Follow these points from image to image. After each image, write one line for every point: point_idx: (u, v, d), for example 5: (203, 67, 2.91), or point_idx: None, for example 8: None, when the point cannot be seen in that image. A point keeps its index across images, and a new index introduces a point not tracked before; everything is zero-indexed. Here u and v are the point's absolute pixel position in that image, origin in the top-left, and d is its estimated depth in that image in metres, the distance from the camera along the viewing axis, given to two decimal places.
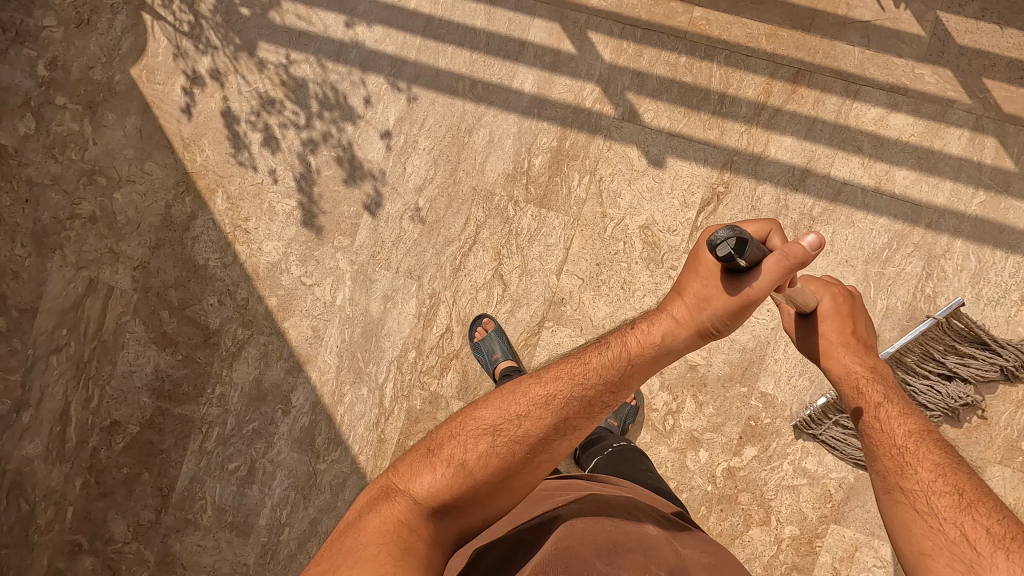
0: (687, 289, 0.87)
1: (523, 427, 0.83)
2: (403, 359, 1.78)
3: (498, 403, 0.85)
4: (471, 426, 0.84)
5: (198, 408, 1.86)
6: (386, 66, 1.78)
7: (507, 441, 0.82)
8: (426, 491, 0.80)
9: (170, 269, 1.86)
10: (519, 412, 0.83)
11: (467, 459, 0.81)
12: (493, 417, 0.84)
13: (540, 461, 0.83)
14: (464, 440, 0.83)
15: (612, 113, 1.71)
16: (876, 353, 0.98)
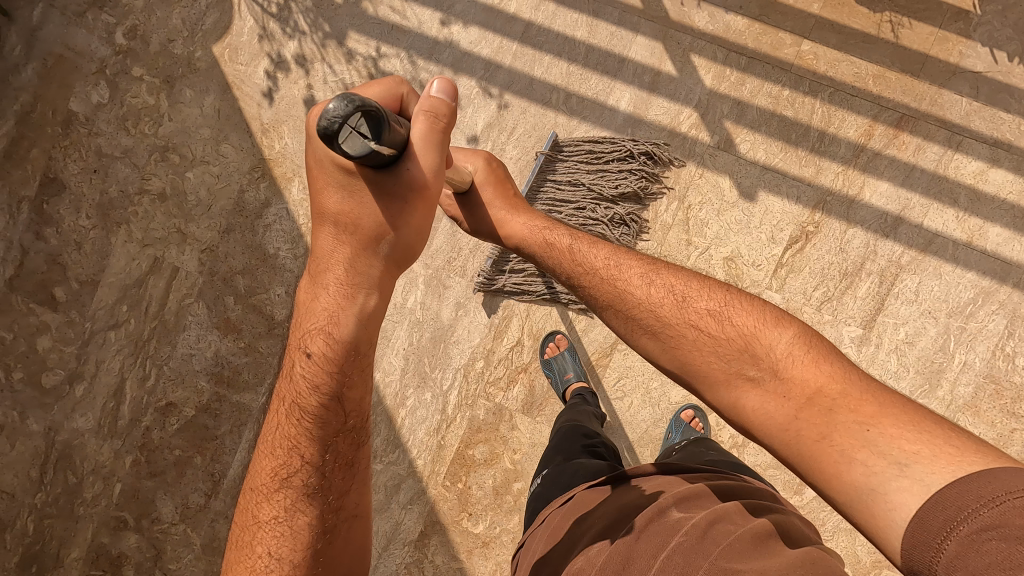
0: (335, 270, 0.78)
1: (280, 475, 0.81)
2: (470, 369, 1.77)
3: (266, 472, 0.82)
4: (263, 510, 0.82)
5: (257, 398, 1.84)
6: (479, 69, 1.74)
7: (304, 496, 0.81)
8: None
9: (239, 255, 1.83)
10: (279, 529, 0.81)
11: (274, 535, 0.80)
12: (272, 495, 0.82)
13: (329, 471, 0.82)
14: (261, 516, 0.82)
15: (707, 140, 1.69)
16: (527, 204, 1.16)
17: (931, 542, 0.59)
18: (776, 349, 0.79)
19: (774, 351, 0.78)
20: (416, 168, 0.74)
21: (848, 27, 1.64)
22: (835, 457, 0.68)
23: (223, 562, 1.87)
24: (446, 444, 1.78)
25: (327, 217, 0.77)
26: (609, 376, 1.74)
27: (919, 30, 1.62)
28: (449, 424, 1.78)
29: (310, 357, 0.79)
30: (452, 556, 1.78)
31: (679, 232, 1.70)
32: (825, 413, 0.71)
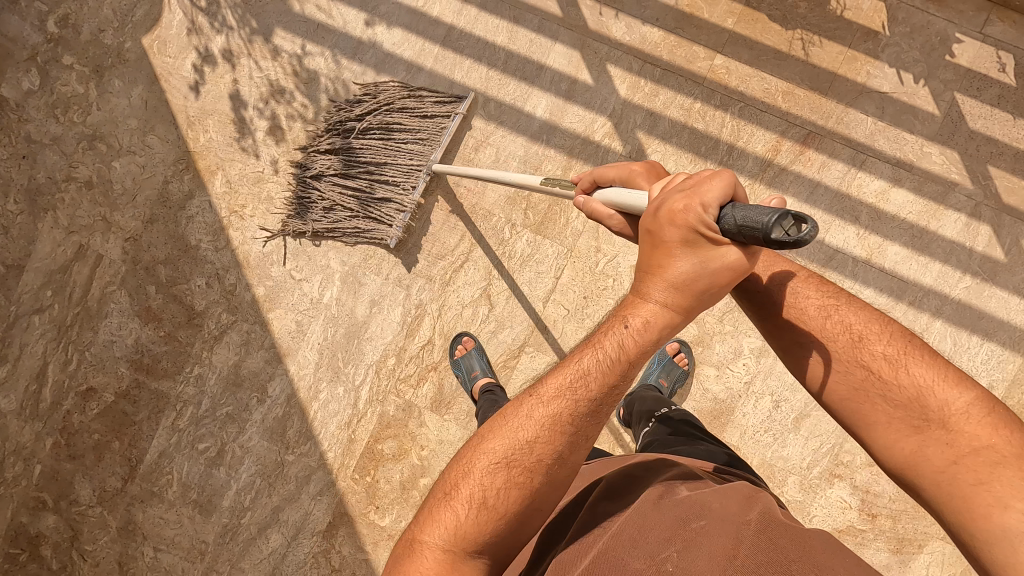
0: (655, 292, 0.76)
1: (540, 414, 0.79)
2: (383, 365, 1.80)
3: (472, 474, 0.80)
4: (461, 493, 0.81)
5: (175, 386, 1.87)
6: (401, 71, 1.77)
7: (530, 483, 0.79)
8: (469, 533, 0.79)
9: (162, 245, 1.86)
10: (528, 439, 0.79)
11: (484, 495, 0.79)
12: (535, 416, 0.79)
13: (557, 479, 0.80)
14: (460, 489, 0.81)
15: (620, 149, 1.71)
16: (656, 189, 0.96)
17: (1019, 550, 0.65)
18: (952, 405, 0.74)
19: (951, 409, 0.73)
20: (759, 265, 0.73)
21: (761, 43, 1.67)
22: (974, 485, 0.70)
23: (138, 546, 1.89)
24: (357, 438, 1.82)
25: (681, 262, 0.74)
26: (517, 377, 1.77)
27: (830, 49, 1.65)
28: (361, 419, 1.82)
29: (604, 359, 0.79)
30: (360, 547, 1.82)
31: (589, 239, 1.73)
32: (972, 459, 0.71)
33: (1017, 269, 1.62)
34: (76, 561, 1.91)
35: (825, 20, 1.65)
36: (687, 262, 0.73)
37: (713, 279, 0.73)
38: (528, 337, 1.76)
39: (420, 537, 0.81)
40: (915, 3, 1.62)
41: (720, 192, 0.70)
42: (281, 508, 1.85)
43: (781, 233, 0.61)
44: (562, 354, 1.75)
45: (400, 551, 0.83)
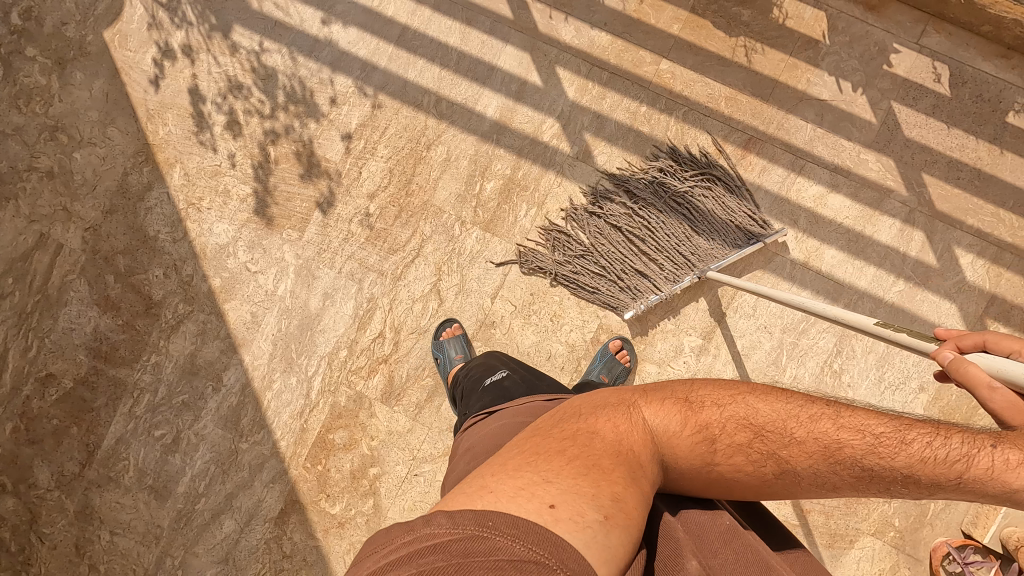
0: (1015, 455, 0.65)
1: (824, 435, 0.71)
2: (334, 357, 1.85)
3: (773, 401, 0.76)
4: (736, 415, 0.76)
5: (132, 374, 1.91)
6: (356, 69, 1.81)
7: (766, 458, 0.73)
8: (676, 447, 0.75)
9: (121, 235, 1.89)
10: (798, 433, 0.72)
11: (719, 440, 0.75)
12: (818, 421, 0.72)
13: (776, 485, 0.74)
14: (724, 408, 0.77)
15: (567, 150, 1.76)
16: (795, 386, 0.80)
17: None
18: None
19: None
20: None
21: (705, 50, 1.71)
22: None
23: (94, 529, 1.93)
24: (309, 427, 1.86)
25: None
26: None
27: (771, 57, 1.69)
28: (312, 409, 1.86)
29: (931, 449, 0.67)
30: (310, 534, 1.85)
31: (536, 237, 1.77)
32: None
33: (950, 274, 1.66)
34: (34, 544, 1.95)
35: (767, 28, 1.69)
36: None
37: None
38: (476, 332, 1.80)
39: (640, 409, 0.79)
40: (854, 14, 1.67)
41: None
42: (234, 495, 1.89)
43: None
44: (508, 349, 1.79)
45: (603, 409, 0.81)
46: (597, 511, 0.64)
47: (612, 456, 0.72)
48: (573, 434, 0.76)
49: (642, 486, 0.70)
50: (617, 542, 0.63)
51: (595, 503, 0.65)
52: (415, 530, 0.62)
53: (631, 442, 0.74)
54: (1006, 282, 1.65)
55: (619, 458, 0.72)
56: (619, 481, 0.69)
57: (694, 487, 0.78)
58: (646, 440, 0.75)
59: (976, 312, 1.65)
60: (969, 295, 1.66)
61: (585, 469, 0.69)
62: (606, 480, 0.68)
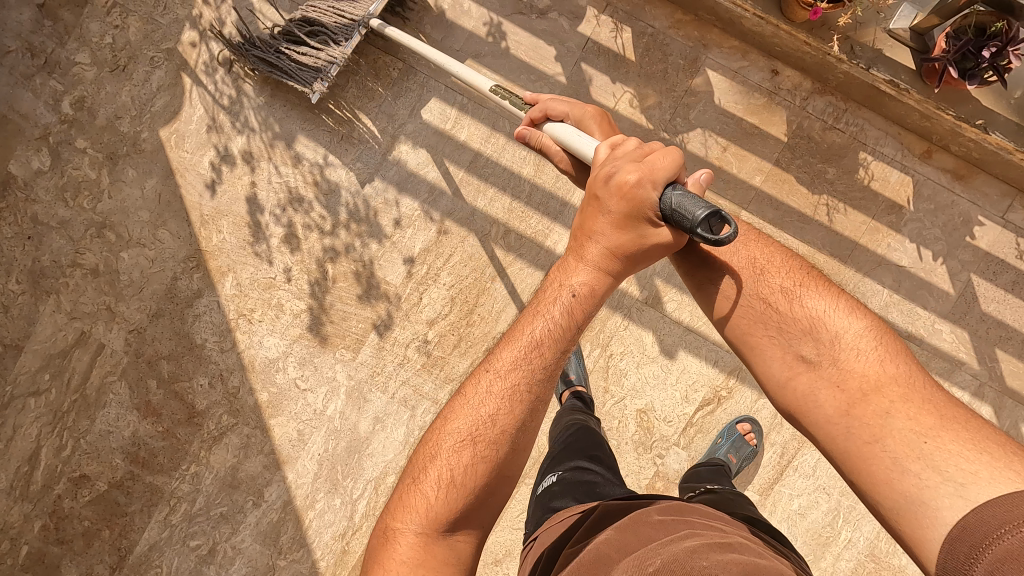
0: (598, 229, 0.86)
1: (477, 414, 0.86)
2: (381, 482, 1.81)
3: (462, 407, 0.88)
4: (446, 442, 0.87)
5: (170, 482, 1.86)
6: (424, 192, 1.74)
7: (484, 446, 0.85)
8: (433, 516, 0.84)
9: (166, 340, 1.83)
10: (491, 413, 0.86)
11: (455, 476, 0.85)
12: (489, 390, 0.87)
13: (517, 447, 0.87)
14: (439, 456, 0.87)
15: (637, 294, 1.71)
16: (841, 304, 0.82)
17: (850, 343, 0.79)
18: (842, 338, 0.80)
19: (840, 339, 0.80)
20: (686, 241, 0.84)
21: (786, 205, 1.67)
22: (853, 423, 0.76)
23: None
24: (350, 549, 1.83)
25: (602, 229, 0.86)
26: (514, 506, 1.78)
27: (853, 218, 1.66)
28: (356, 531, 1.83)
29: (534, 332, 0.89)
30: None
31: (598, 378, 1.73)
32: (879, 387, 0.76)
33: None
34: None
35: (851, 188, 1.65)
36: (607, 221, 0.86)
37: (644, 257, 0.86)
38: (529, 468, 1.77)
39: (393, 524, 0.87)
40: (942, 181, 1.64)
41: (666, 172, 0.80)
42: None
43: (700, 224, 0.75)
44: None
45: (379, 545, 0.87)
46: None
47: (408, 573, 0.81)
48: None
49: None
50: None
51: None
52: None
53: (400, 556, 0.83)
54: None
55: (420, 567, 0.82)
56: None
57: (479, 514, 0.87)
58: (421, 535, 0.84)
59: None
60: None
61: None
62: None
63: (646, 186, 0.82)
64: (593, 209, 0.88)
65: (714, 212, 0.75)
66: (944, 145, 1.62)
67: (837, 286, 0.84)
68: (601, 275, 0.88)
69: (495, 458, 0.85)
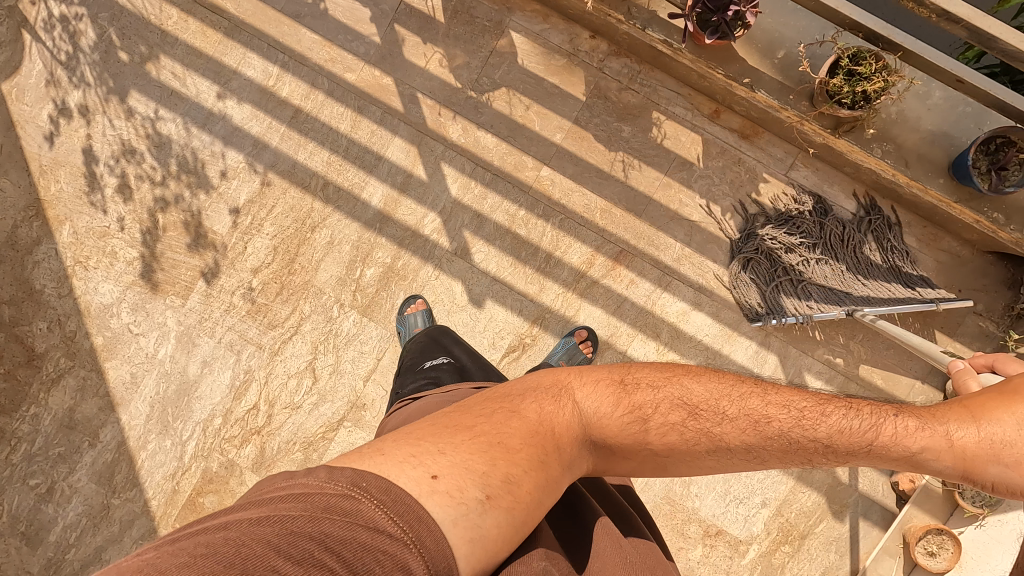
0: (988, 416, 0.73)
1: (754, 410, 0.76)
2: (209, 424, 1.89)
3: (714, 381, 0.79)
4: (677, 393, 0.78)
5: (10, 422, 1.94)
6: (248, 145, 1.84)
7: (692, 435, 0.76)
8: (605, 427, 0.77)
9: (6, 286, 1.91)
10: (735, 411, 0.76)
11: (652, 422, 0.77)
12: (757, 399, 0.78)
13: (705, 464, 0.77)
14: (657, 393, 0.79)
15: (447, 246, 1.80)
16: None
17: None
18: None
19: None
20: None
21: (585, 160, 1.76)
22: None
23: None
24: (180, 489, 1.91)
25: (1006, 422, 0.72)
26: (333, 450, 1.86)
27: (648, 174, 1.75)
28: (186, 472, 1.91)
29: (845, 412, 0.77)
30: None
31: None
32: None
33: None
34: None
35: (645, 146, 1.74)
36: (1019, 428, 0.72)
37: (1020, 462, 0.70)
38: (347, 413, 1.85)
39: (572, 389, 0.80)
40: (729, 140, 1.72)
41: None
42: (104, 547, 1.94)
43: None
44: (377, 432, 1.84)
45: (535, 390, 0.80)
46: (480, 491, 0.65)
47: (526, 436, 0.72)
48: (489, 410, 0.77)
49: (549, 469, 0.72)
50: (495, 523, 0.64)
51: (482, 483, 0.66)
52: (290, 478, 0.61)
53: (556, 423, 0.75)
54: None
55: (535, 444, 0.72)
56: (523, 464, 0.70)
57: (630, 465, 0.79)
58: (576, 423, 0.76)
59: None
60: None
61: (488, 447, 0.70)
62: (508, 460, 0.69)
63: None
64: (1010, 394, 0.75)
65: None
66: (730, 106, 1.71)
67: None
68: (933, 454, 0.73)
69: (680, 450, 0.76)
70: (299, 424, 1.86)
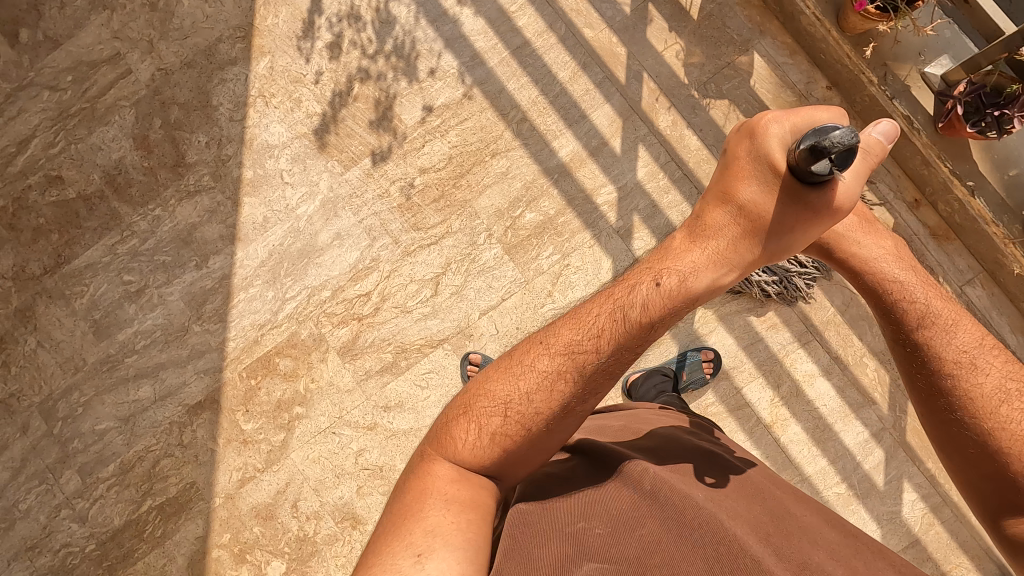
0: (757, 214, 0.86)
1: (540, 372, 0.84)
2: (316, 293, 1.89)
3: (504, 379, 0.85)
4: (484, 400, 0.85)
5: (131, 215, 1.96)
6: (466, 56, 1.86)
7: (524, 408, 0.83)
8: (464, 452, 0.82)
9: (186, 90, 1.95)
10: (529, 389, 0.83)
11: (484, 426, 0.83)
12: (539, 365, 0.85)
13: (558, 423, 0.84)
14: (478, 408, 0.85)
15: (613, 221, 1.81)
16: (969, 322, 0.88)
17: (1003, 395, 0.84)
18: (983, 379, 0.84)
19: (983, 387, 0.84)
20: (833, 195, 0.84)
21: None
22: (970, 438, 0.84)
23: (24, 333, 1.98)
24: (261, 342, 1.90)
25: (750, 192, 0.86)
26: (422, 365, 1.85)
27: None
28: (274, 329, 1.90)
29: (653, 294, 0.86)
30: (213, 435, 1.92)
31: (547, 280, 1.82)
32: (1011, 427, 0.82)
33: (889, 501, 1.70)
34: None
35: None
36: (764, 194, 0.85)
37: (785, 231, 0.86)
38: (452, 335, 1.84)
39: (429, 455, 0.85)
40: (920, 235, 1.71)
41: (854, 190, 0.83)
42: (165, 366, 1.93)
43: (836, 152, 0.76)
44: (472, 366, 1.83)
45: (412, 472, 0.84)
46: (411, 552, 0.70)
47: (416, 499, 0.78)
48: (388, 508, 0.81)
49: (456, 499, 0.77)
50: (442, 555, 0.70)
51: (410, 549, 0.71)
52: None
53: (435, 477, 0.80)
54: (934, 533, 1.69)
55: (427, 498, 0.77)
56: (427, 512, 0.75)
57: (515, 455, 0.83)
58: (448, 466, 0.82)
59: (895, 546, 1.68)
60: (895, 527, 1.69)
61: (400, 528, 0.74)
62: (419, 520, 0.74)
63: (776, 144, 0.84)
64: (735, 173, 0.87)
65: (850, 146, 0.77)
66: (932, 202, 1.71)
67: (977, 322, 0.88)
68: (716, 261, 0.87)
69: (527, 429, 0.82)
70: (402, 328, 1.86)
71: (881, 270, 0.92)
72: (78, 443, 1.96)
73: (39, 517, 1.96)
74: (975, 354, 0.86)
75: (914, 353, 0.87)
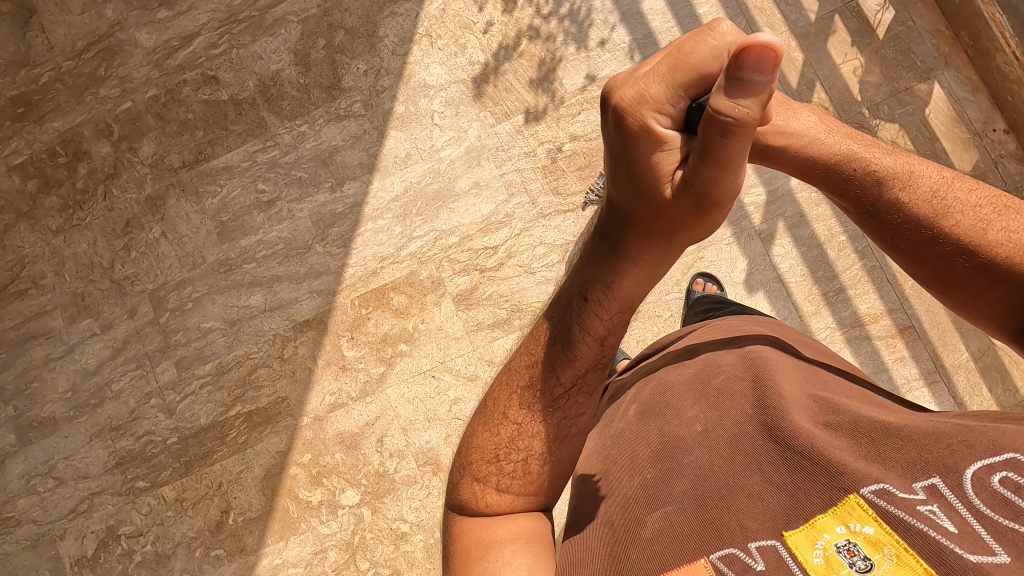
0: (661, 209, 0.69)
1: (514, 423, 0.88)
2: (443, 237, 1.89)
3: (485, 434, 0.90)
4: (480, 456, 0.90)
5: (277, 126, 1.98)
6: (639, 33, 1.86)
7: (517, 445, 0.88)
8: (484, 497, 0.89)
9: (355, 16, 1.97)
10: (512, 436, 0.88)
11: (491, 476, 0.89)
12: (514, 415, 0.88)
13: (552, 440, 0.88)
14: (477, 462, 0.90)
15: (756, 223, 1.80)
16: (930, 168, 0.83)
17: (987, 224, 0.80)
18: (978, 219, 0.80)
19: (980, 227, 0.79)
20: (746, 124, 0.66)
21: None
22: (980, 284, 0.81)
23: (152, 221, 2.02)
24: (379, 274, 1.91)
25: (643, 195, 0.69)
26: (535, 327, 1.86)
27: None
28: (395, 264, 1.91)
29: (579, 325, 0.80)
30: (314, 355, 1.93)
31: (678, 269, 1.80)
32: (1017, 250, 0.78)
33: None
34: (97, 195, 2.05)
35: None
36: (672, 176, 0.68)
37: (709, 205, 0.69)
38: None
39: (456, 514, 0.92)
40: None
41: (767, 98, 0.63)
42: (280, 279, 1.95)
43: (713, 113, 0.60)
44: None
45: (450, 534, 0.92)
46: None
47: (465, 552, 0.86)
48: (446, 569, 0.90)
49: (500, 533, 0.85)
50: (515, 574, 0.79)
51: None
52: None
53: (472, 531, 0.88)
54: None
55: (473, 544, 0.85)
56: (478, 554, 0.84)
57: (531, 479, 0.89)
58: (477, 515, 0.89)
59: None
60: None
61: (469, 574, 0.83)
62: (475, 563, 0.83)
63: (649, 109, 0.62)
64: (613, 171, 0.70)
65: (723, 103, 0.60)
66: None
67: (926, 161, 0.84)
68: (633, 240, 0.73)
69: (531, 460, 0.88)
70: (522, 287, 1.87)
71: (823, 146, 0.82)
72: (181, 337, 1.99)
73: (129, 400, 2.00)
74: (950, 199, 0.81)
75: (901, 233, 0.82)
